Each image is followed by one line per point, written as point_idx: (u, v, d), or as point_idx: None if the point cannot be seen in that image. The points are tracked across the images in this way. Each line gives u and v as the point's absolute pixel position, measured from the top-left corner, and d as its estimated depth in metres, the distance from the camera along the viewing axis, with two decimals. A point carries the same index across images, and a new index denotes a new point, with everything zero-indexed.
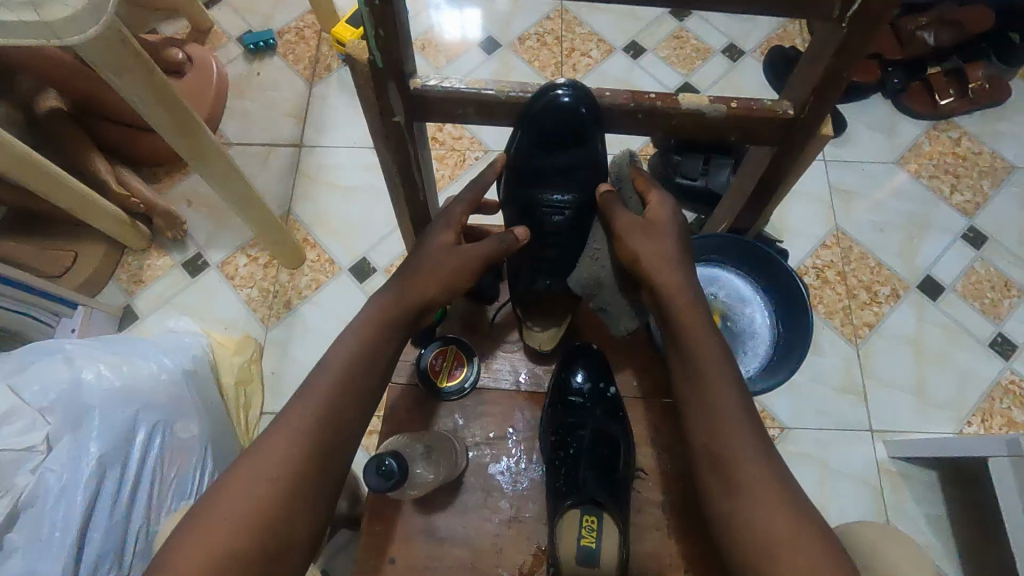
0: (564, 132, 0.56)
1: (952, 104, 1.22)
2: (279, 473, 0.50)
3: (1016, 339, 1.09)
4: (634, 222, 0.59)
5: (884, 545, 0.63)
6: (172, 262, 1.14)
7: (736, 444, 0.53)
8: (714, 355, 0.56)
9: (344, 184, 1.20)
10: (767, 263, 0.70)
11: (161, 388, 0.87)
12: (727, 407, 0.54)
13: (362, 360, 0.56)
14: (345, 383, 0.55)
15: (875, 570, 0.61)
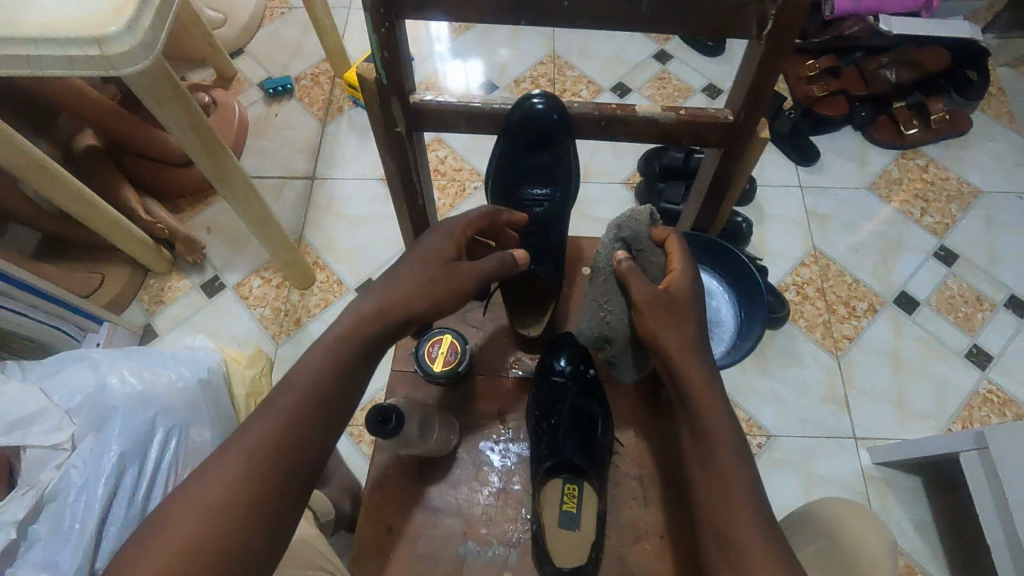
0: (539, 136, 0.65)
1: (917, 135, 1.33)
2: (236, 483, 0.47)
3: (991, 350, 1.14)
4: (656, 298, 0.61)
5: (846, 513, 0.66)
6: (191, 284, 1.23)
7: (737, 514, 0.51)
8: (723, 425, 0.56)
9: (353, 212, 1.29)
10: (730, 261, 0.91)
11: (178, 394, 0.93)
12: (735, 478, 0.53)
13: (332, 374, 0.53)
14: (313, 391, 0.52)
15: (830, 532, 0.66)
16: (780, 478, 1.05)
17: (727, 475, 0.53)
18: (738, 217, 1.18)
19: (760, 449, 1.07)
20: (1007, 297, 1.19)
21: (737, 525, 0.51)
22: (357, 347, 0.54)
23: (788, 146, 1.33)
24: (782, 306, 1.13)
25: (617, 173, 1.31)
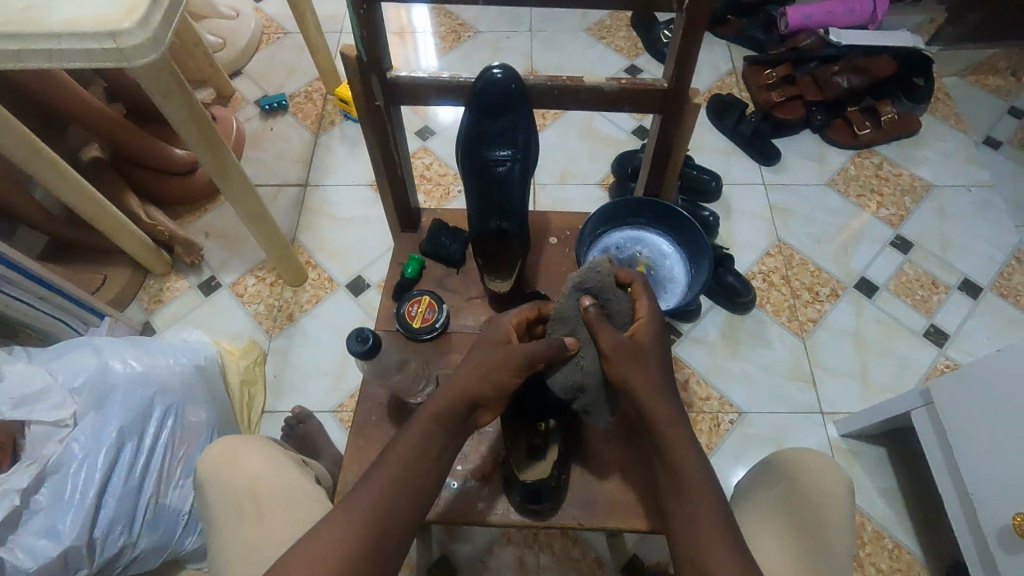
0: (500, 103, 0.63)
1: (868, 134, 1.43)
2: (332, 558, 0.48)
3: (947, 329, 1.21)
4: (621, 344, 0.61)
5: (800, 457, 0.66)
6: (188, 284, 1.29)
7: (708, 541, 0.51)
8: (697, 463, 0.56)
9: (344, 215, 1.37)
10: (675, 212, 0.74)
11: (175, 377, 0.98)
12: (713, 511, 0.53)
13: (417, 456, 0.55)
14: (395, 468, 0.54)
15: (793, 481, 0.64)
16: (752, 451, 1.09)
17: (701, 508, 0.54)
18: (705, 211, 1.26)
19: (732, 426, 1.12)
20: (960, 280, 1.27)
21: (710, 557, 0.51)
22: (452, 413, 0.57)
23: (752, 148, 1.43)
24: (747, 290, 1.20)
25: (592, 176, 1.40)
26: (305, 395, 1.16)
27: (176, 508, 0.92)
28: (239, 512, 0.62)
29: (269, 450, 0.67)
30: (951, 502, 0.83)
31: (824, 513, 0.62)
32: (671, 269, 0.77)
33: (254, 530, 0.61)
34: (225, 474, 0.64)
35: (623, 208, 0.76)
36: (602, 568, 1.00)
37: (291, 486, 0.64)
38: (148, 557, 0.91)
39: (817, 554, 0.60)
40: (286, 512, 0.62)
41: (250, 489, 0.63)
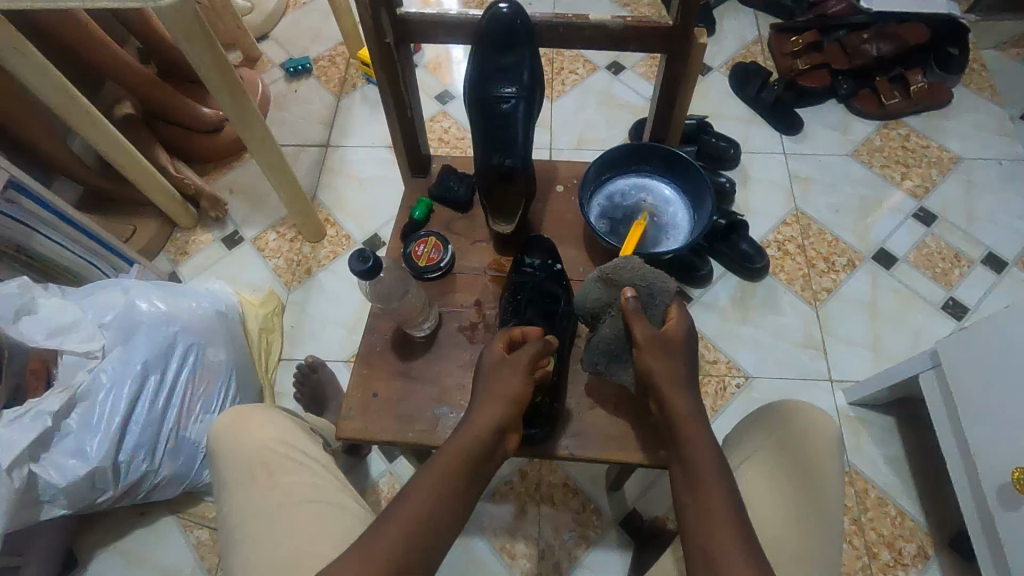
0: (506, 39, 0.67)
1: (897, 104, 1.39)
2: None
3: (967, 302, 1.18)
4: (655, 338, 0.60)
5: (798, 410, 0.64)
6: (213, 238, 1.34)
7: (722, 535, 0.50)
8: (714, 465, 0.55)
9: (363, 175, 1.40)
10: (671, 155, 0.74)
11: (197, 318, 1.02)
12: (724, 511, 0.52)
13: (453, 486, 0.52)
14: (434, 492, 0.51)
15: (790, 433, 0.63)
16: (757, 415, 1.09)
17: (715, 509, 0.52)
18: (721, 177, 1.25)
19: (738, 389, 1.12)
20: (984, 254, 1.23)
21: (724, 557, 0.49)
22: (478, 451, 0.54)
23: (773, 117, 1.40)
24: (761, 257, 1.19)
25: (609, 142, 1.40)
26: (321, 344, 1.20)
27: (195, 442, 0.98)
28: (247, 476, 0.60)
29: (277, 416, 0.65)
30: (952, 463, 0.83)
31: (818, 463, 0.60)
32: (675, 216, 0.76)
33: (264, 491, 0.59)
34: (232, 440, 0.62)
35: (625, 154, 0.76)
36: (601, 519, 1.02)
37: (296, 451, 0.62)
38: (170, 485, 0.98)
39: (809, 504, 0.59)
40: (296, 476, 0.60)
41: (256, 451, 0.61)
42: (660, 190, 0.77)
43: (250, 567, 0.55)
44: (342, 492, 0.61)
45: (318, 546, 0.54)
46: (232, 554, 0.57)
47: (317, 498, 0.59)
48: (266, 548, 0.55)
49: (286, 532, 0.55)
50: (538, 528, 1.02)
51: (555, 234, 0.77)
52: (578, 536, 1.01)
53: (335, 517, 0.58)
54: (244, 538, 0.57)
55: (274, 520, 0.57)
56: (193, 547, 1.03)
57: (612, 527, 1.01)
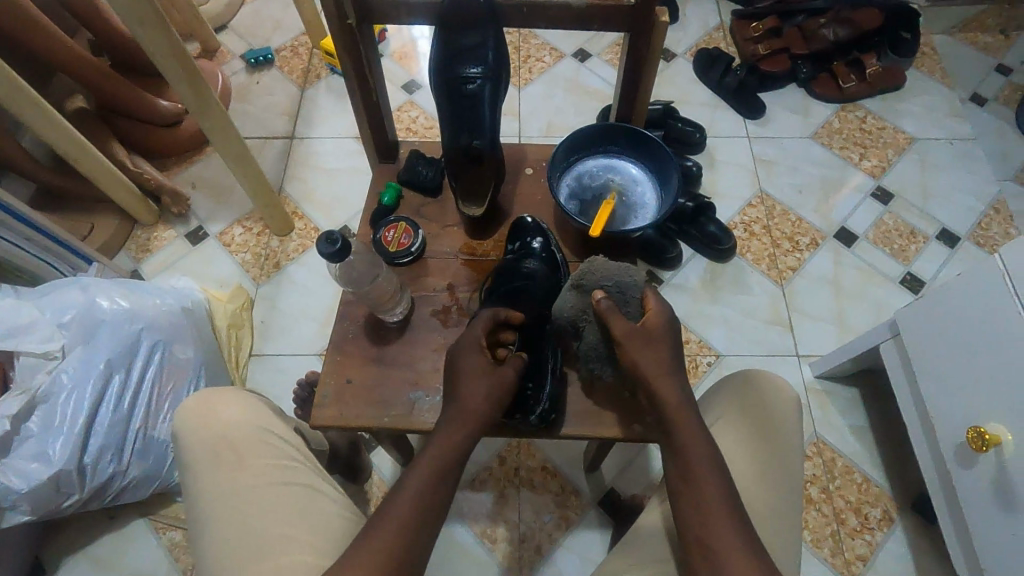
0: (467, 19, 0.68)
1: (854, 87, 1.43)
2: None
3: (923, 276, 1.23)
4: (634, 331, 0.61)
5: (760, 379, 0.66)
6: (176, 234, 1.30)
7: (718, 527, 0.51)
8: (704, 455, 0.55)
9: (330, 167, 1.38)
10: (638, 135, 0.75)
11: (163, 315, 1.00)
12: (718, 502, 0.53)
13: (429, 497, 0.52)
14: (413, 508, 0.51)
15: (759, 404, 0.64)
16: None
17: (709, 500, 0.53)
18: (688, 161, 1.27)
19: (710, 368, 1.14)
20: (938, 230, 1.28)
21: (722, 549, 0.50)
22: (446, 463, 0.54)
23: (737, 101, 1.43)
24: (729, 238, 1.22)
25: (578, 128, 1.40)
26: (292, 337, 1.18)
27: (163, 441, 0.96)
28: (213, 461, 0.56)
29: (245, 395, 0.61)
30: (913, 428, 0.86)
31: (783, 426, 0.63)
32: (642, 196, 0.76)
33: (230, 478, 0.55)
34: (198, 423, 0.58)
35: (591, 135, 0.76)
36: (580, 500, 1.03)
37: (268, 434, 0.59)
38: (138, 487, 0.96)
39: (773, 466, 0.62)
40: (267, 459, 0.57)
41: (225, 436, 0.57)
42: (629, 171, 0.77)
43: (221, 557, 0.52)
44: (317, 477, 0.59)
45: (296, 537, 0.53)
46: (200, 543, 0.54)
47: (289, 480, 0.57)
48: (239, 540, 0.53)
49: (263, 523, 0.53)
50: (518, 512, 1.02)
51: (526, 217, 0.78)
52: (558, 517, 1.02)
53: (313, 504, 0.56)
54: (213, 527, 0.54)
55: (247, 510, 0.54)
56: (166, 549, 1.00)
57: (591, 507, 1.02)
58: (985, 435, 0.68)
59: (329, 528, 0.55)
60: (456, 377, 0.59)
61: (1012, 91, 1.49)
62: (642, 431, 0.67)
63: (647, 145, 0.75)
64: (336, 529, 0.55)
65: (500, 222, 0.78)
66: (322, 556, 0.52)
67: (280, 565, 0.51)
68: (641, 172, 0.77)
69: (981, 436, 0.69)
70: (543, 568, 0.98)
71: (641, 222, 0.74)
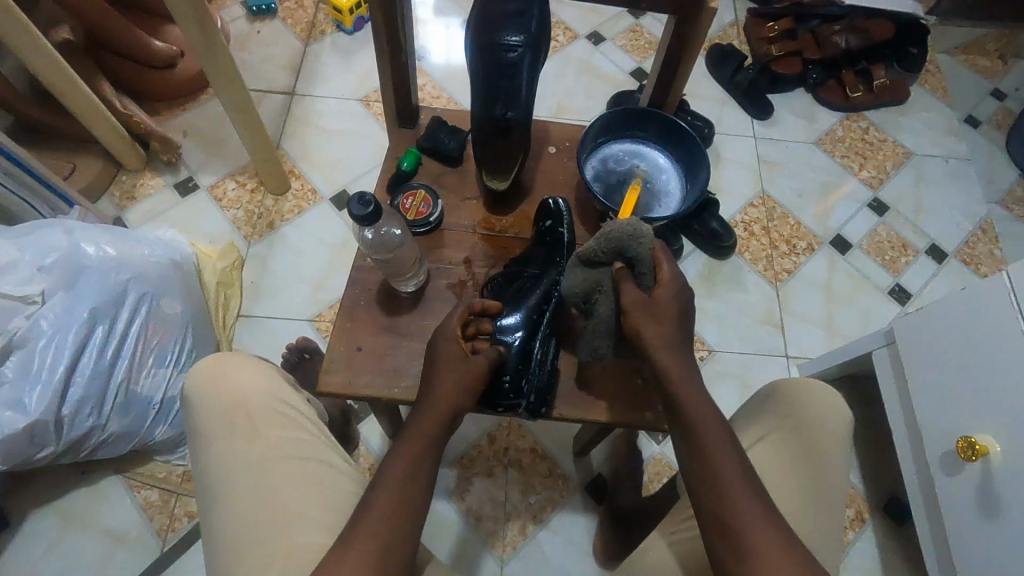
0: None
1: (860, 98, 1.45)
2: None
3: (910, 288, 1.26)
4: (638, 301, 0.61)
5: (806, 388, 0.66)
6: (164, 183, 1.24)
7: (735, 496, 0.52)
8: (711, 430, 0.56)
9: (331, 128, 1.33)
10: (669, 123, 0.74)
11: (151, 267, 0.96)
12: (730, 474, 0.53)
13: (416, 469, 0.53)
14: (397, 495, 0.51)
15: (797, 413, 0.65)
16: (718, 388, 1.14)
17: (722, 473, 0.53)
18: None
19: (702, 362, 1.16)
20: (928, 245, 1.32)
21: (740, 519, 0.51)
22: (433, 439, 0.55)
23: (746, 100, 1.43)
24: (730, 236, 1.23)
25: (588, 112, 1.38)
26: (284, 300, 1.14)
27: (147, 397, 0.92)
28: (228, 429, 0.57)
29: (262, 366, 0.61)
30: (898, 433, 0.89)
31: (820, 435, 0.63)
32: (667, 184, 0.76)
33: (246, 446, 0.56)
34: (212, 389, 0.58)
35: (623, 117, 0.75)
36: (567, 483, 1.03)
37: (280, 404, 0.59)
38: (117, 442, 0.92)
39: (809, 474, 0.62)
40: (282, 432, 0.57)
41: (239, 402, 0.58)
42: (656, 157, 0.77)
43: (232, 524, 0.53)
44: (329, 449, 0.59)
45: (309, 510, 0.53)
46: (211, 508, 0.54)
47: (303, 454, 0.57)
48: (251, 507, 0.53)
49: (274, 494, 0.54)
50: (505, 491, 1.02)
51: (547, 196, 0.76)
52: (544, 500, 1.02)
53: (325, 476, 0.56)
54: (225, 493, 0.54)
55: (258, 478, 0.55)
56: (141, 508, 0.97)
57: (578, 492, 1.03)
58: (975, 445, 0.71)
59: (341, 501, 0.55)
60: (433, 363, 0.59)
61: (1002, 117, 1.52)
62: (653, 419, 0.67)
63: (677, 133, 0.74)
64: (347, 503, 0.55)
65: (521, 198, 0.76)
66: (333, 530, 0.52)
67: (292, 534, 0.51)
68: (668, 159, 0.77)
69: (972, 446, 0.71)
70: (526, 548, 0.98)
71: (666, 210, 0.74)
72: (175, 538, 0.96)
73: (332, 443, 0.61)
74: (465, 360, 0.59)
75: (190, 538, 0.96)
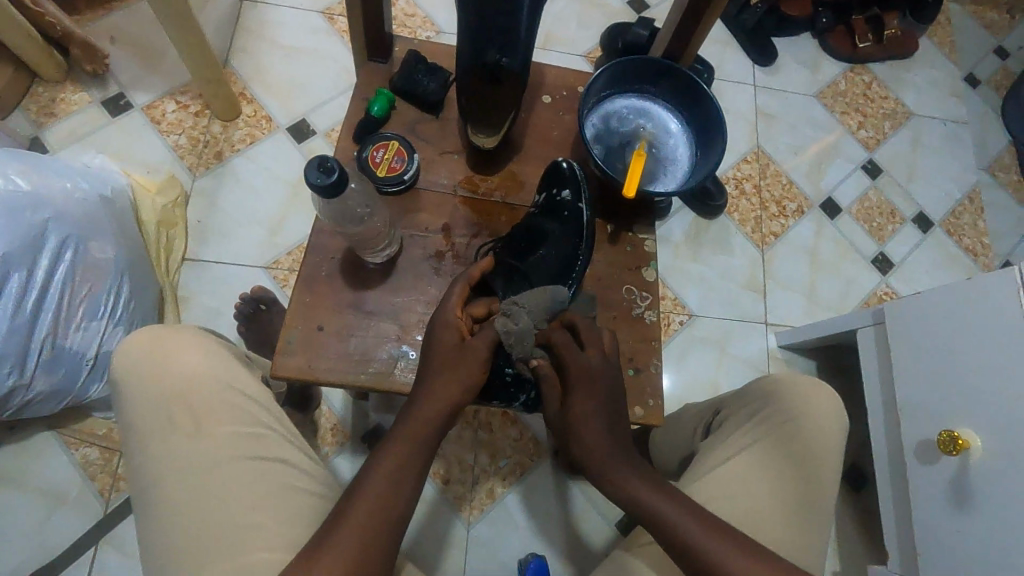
0: None
1: (868, 48, 1.35)
2: None
3: (894, 258, 1.24)
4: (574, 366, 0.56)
5: (815, 395, 0.63)
6: (90, 99, 1.07)
7: (713, 561, 0.47)
8: (665, 502, 0.50)
9: (288, 44, 1.16)
10: (684, 80, 0.67)
11: (75, 205, 0.83)
12: (703, 545, 0.48)
13: (404, 473, 0.49)
14: (374, 506, 0.47)
15: (802, 419, 0.61)
16: (696, 353, 1.11)
17: (695, 547, 0.48)
18: None
19: (680, 326, 1.13)
20: (916, 213, 1.28)
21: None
22: (424, 436, 0.51)
23: (750, 45, 1.32)
24: (721, 196, 1.17)
25: (580, 45, 1.25)
26: (235, 244, 1.03)
27: (78, 352, 0.83)
28: (168, 422, 0.51)
29: (207, 345, 0.54)
30: (874, 415, 0.88)
31: (822, 446, 0.60)
32: (675, 150, 0.69)
33: (188, 444, 0.50)
34: (150, 375, 0.51)
35: (629, 68, 0.67)
36: (538, 448, 1.01)
37: (231, 392, 0.53)
38: (46, 401, 0.82)
39: (804, 484, 0.59)
40: (230, 426, 0.51)
41: (181, 391, 0.51)
42: (666, 119, 0.69)
43: (174, 534, 0.48)
44: (287, 445, 0.54)
45: (262, 518, 0.48)
46: (149, 513, 0.49)
47: (254, 453, 0.51)
48: (194, 516, 0.48)
49: (222, 500, 0.49)
50: (474, 455, 0.99)
51: (539, 155, 0.67)
52: (514, 463, 0.99)
53: (280, 479, 0.51)
54: (166, 499, 0.49)
55: (204, 483, 0.49)
56: (80, 467, 0.90)
57: (549, 456, 1.00)
58: (957, 440, 0.70)
59: (298, 511, 0.50)
60: (429, 353, 0.55)
61: (1002, 78, 1.43)
62: (642, 415, 0.61)
63: (692, 93, 0.67)
64: (305, 510, 0.51)
65: (509, 156, 0.67)
66: (288, 546, 0.48)
67: (242, 552, 0.47)
68: (678, 122, 0.69)
69: (953, 440, 0.70)
70: (494, 511, 0.97)
71: (670, 180, 0.67)
72: (119, 499, 0.89)
73: (292, 435, 0.55)
74: (460, 350, 0.55)
75: None
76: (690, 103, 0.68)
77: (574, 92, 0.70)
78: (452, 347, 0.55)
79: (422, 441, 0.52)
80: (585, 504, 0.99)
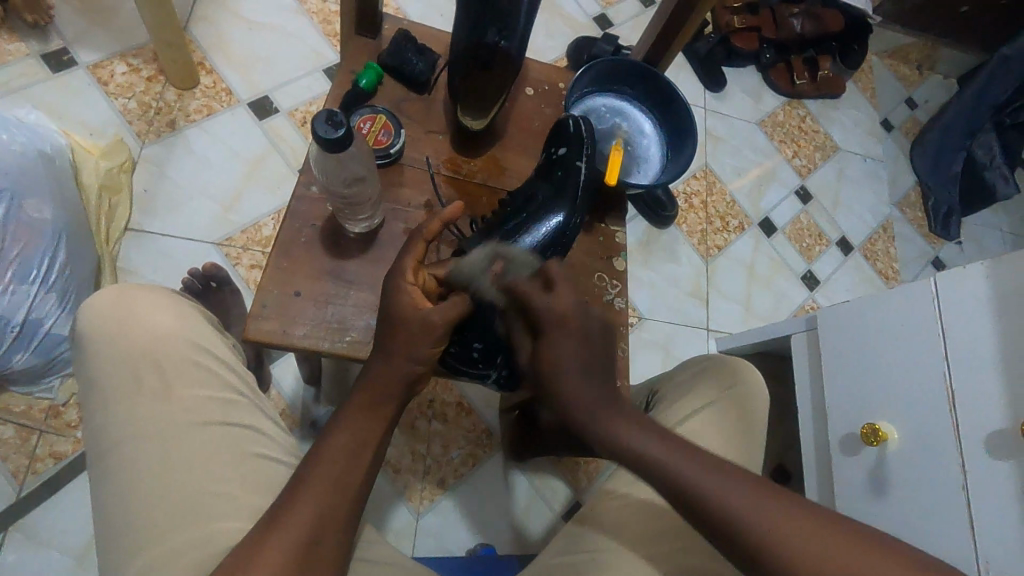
0: None
1: (803, 86, 1.48)
2: (290, 546, 0.44)
3: (819, 276, 1.35)
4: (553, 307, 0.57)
5: (745, 366, 0.68)
6: (27, 51, 0.99)
7: (738, 516, 0.47)
8: (647, 438, 0.53)
9: (253, 19, 1.12)
10: (662, 88, 0.78)
11: (8, 156, 0.80)
12: (695, 478, 0.50)
13: (368, 431, 0.50)
14: (335, 473, 0.47)
15: (738, 384, 0.66)
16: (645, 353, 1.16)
17: (701, 493, 0.49)
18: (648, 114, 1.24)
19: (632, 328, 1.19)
20: (839, 237, 1.41)
21: (744, 521, 0.47)
22: (387, 398, 0.52)
23: (702, 70, 1.42)
24: (672, 206, 1.24)
25: (546, 54, 1.28)
26: (184, 216, 0.98)
27: (3, 316, 0.77)
28: (133, 384, 0.52)
29: (177, 305, 0.56)
30: (804, 413, 0.94)
31: (757, 412, 0.64)
32: (649, 149, 0.80)
33: (151, 406, 0.52)
34: (118, 336, 0.53)
35: (618, 71, 0.78)
36: (491, 440, 1.01)
37: (195, 354, 0.54)
38: None
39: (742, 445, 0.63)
40: (194, 391, 0.53)
41: (147, 353, 0.53)
42: (644, 122, 0.80)
43: (133, 499, 0.49)
44: (253, 414, 0.55)
45: (222, 483, 0.50)
46: (111, 478, 0.50)
47: (217, 420, 0.53)
48: (156, 484, 0.49)
49: (182, 464, 0.50)
50: (427, 445, 0.98)
51: (521, 143, 0.70)
52: (466, 454, 0.99)
53: (242, 446, 0.53)
54: (126, 464, 0.50)
55: (166, 449, 0.50)
56: None
57: (501, 448, 1.01)
58: (878, 432, 0.76)
59: (260, 481, 0.52)
60: (387, 313, 0.53)
61: (912, 125, 1.58)
62: None
63: (668, 100, 0.78)
64: (267, 478, 0.53)
65: (493, 142, 0.69)
66: (251, 514, 0.50)
67: (206, 520, 0.49)
68: (655, 125, 0.80)
69: (874, 432, 0.76)
70: (444, 501, 0.96)
71: (644, 175, 0.78)
72: (35, 483, 0.82)
73: (257, 406, 0.57)
74: (416, 311, 0.53)
75: (56, 482, 0.82)
76: (667, 109, 0.79)
77: (555, 88, 0.74)
78: (411, 307, 0.53)
79: (385, 397, 0.52)
80: (533, 493, 1.00)
